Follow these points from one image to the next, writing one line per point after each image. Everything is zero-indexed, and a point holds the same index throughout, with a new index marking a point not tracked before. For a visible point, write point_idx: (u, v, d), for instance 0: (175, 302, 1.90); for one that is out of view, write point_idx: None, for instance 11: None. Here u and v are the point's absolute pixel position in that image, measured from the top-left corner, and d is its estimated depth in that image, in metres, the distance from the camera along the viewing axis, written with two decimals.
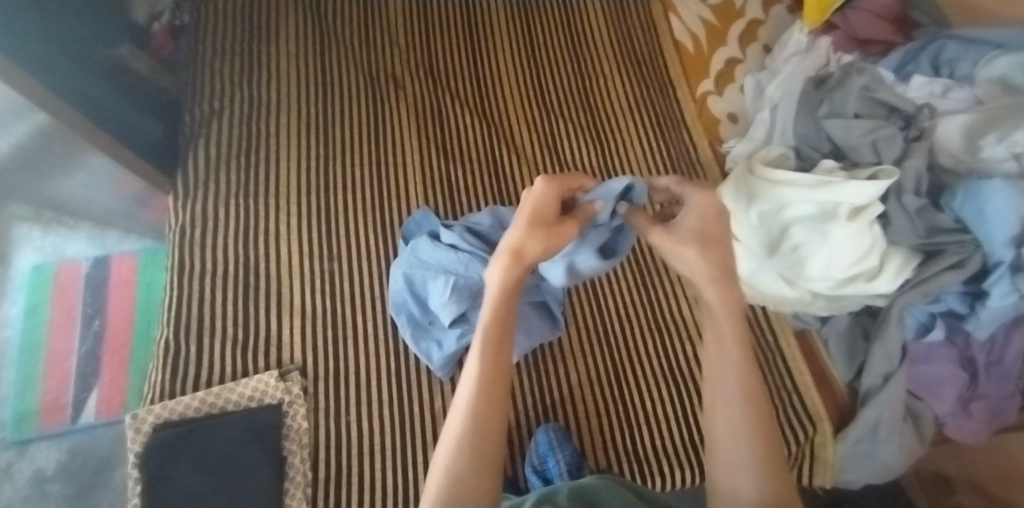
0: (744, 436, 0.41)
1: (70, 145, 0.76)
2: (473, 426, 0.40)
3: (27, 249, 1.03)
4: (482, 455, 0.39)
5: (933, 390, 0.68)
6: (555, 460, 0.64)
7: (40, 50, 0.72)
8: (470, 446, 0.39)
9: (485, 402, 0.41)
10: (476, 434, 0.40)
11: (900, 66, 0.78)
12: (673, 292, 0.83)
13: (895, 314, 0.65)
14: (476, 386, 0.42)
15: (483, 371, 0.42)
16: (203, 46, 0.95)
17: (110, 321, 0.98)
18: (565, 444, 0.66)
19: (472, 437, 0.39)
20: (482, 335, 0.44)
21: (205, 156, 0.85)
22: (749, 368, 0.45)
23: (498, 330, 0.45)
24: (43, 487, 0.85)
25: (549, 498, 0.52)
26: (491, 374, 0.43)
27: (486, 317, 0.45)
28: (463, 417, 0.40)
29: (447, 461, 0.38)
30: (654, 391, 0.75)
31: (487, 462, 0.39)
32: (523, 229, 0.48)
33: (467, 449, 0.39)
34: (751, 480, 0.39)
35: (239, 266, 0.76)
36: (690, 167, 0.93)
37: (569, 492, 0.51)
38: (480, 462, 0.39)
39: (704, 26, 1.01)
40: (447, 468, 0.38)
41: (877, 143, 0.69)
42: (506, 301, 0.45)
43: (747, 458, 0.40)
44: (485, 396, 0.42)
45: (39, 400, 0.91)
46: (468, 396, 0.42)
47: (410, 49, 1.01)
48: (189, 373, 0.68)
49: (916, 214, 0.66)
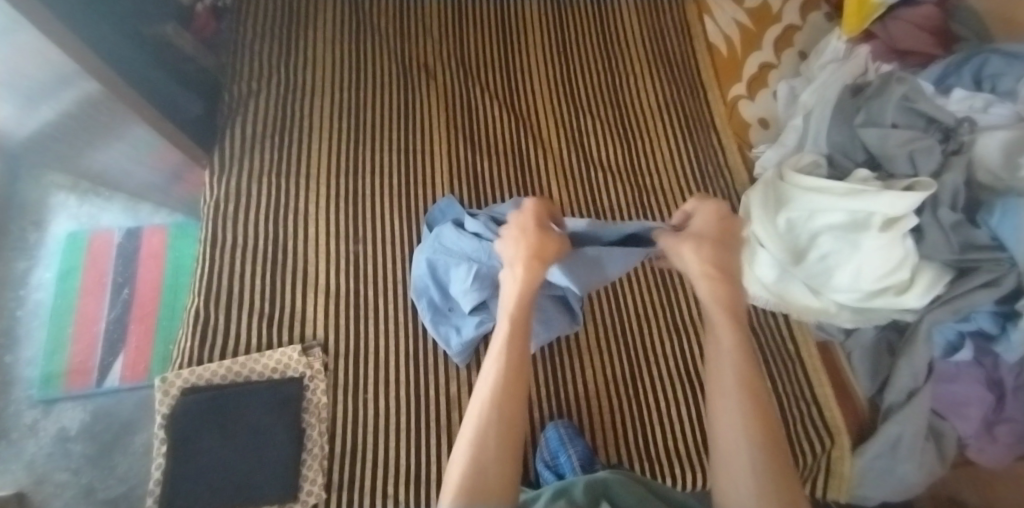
0: (742, 443, 0.44)
1: (115, 116, 0.78)
2: (497, 418, 0.44)
3: (63, 217, 1.07)
4: (506, 436, 0.43)
5: (957, 409, 0.67)
6: (567, 455, 0.64)
7: (90, 21, 0.74)
8: (494, 430, 0.43)
9: (507, 392, 0.46)
10: (500, 423, 0.44)
11: (940, 79, 0.77)
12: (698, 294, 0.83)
13: (923, 331, 0.64)
14: (498, 377, 0.46)
15: (504, 366, 0.47)
16: (245, 27, 0.97)
17: (139, 289, 1.01)
18: (577, 440, 0.67)
19: (497, 423, 0.44)
20: (505, 327, 0.50)
21: (242, 134, 0.87)
22: (746, 382, 0.48)
23: (517, 320, 0.50)
24: (66, 447, 0.88)
25: (565, 492, 0.53)
26: (512, 366, 0.47)
27: (507, 312, 0.51)
28: (489, 407, 0.45)
29: (474, 451, 0.42)
30: (664, 388, 0.75)
31: (509, 444, 0.43)
32: (538, 238, 0.54)
33: (490, 437, 0.43)
34: (752, 481, 0.42)
35: (267, 242, 0.78)
36: (717, 170, 0.93)
37: (584, 485, 0.53)
38: (502, 451, 0.43)
39: (739, 29, 1.00)
40: (472, 456, 0.42)
41: (914, 155, 0.68)
42: (527, 300, 0.51)
43: (745, 463, 0.43)
44: (506, 388, 0.46)
45: (66, 362, 0.94)
46: (490, 389, 0.46)
47: (444, 39, 1.02)
48: (216, 342, 0.70)
49: (950, 229, 0.64)
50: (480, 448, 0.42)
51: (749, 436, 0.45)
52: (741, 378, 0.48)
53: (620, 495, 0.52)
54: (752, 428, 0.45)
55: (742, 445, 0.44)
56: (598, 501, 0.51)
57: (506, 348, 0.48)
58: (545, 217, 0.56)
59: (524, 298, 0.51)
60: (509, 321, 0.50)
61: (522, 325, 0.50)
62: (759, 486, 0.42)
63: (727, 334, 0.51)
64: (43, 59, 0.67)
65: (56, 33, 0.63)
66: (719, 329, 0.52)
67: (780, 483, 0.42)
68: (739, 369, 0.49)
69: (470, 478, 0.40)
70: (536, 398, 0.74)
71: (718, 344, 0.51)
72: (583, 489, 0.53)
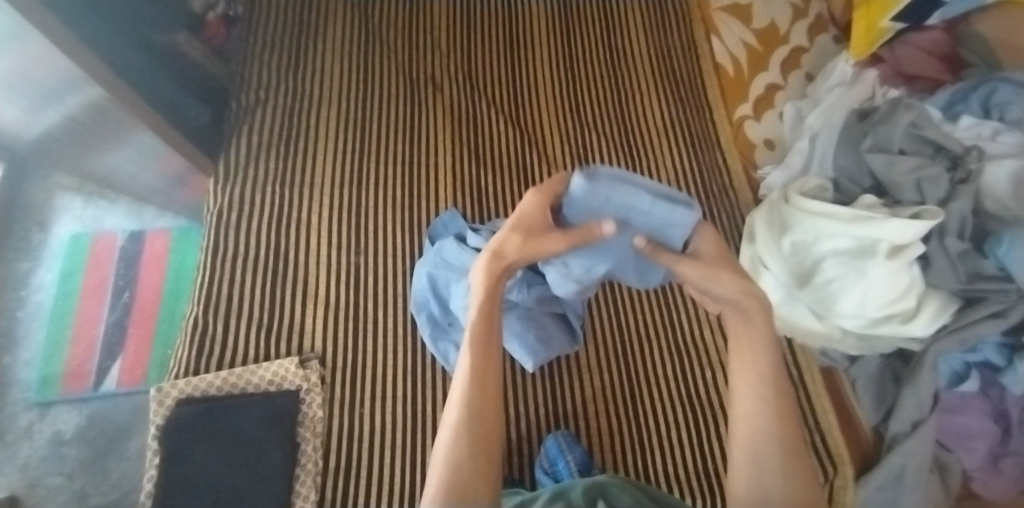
0: (773, 446, 0.44)
1: (122, 122, 0.78)
2: (474, 418, 0.44)
3: (67, 218, 1.07)
4: (481, 437, 0.43)
5: (963, 442, 0.66)
6: (566, 461, 0.64)
7: (96, 27, 0.75)
8: (470, 426, 0.43)
9: (480, 391, 0.45)
10: (473, 424, 0.43)
11: (948, 105, 0.76)
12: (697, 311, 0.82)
13: (929, 360, 0.64)
14: (469, 376, 0.46)
15: (475, 363, 0.47)
16: (255, 36, 0.98)
17: (140, 292, 1.01)
18: (575, 447, 0.66)
19: (471, 423, 0.43)
20: (472, 326, 0.49)
21: (247, 143, 0.87)
22: (776, 384, 0.48)
23: (487, 321, 0.49)
24: (59, 451, 0.88)
25: (563, 494, 0.52)
26: (482, 366, 0.47)
27: (475, 312, 0.50)
28: (462, 404, 0.44)
29: (452, 452, 0.41)
30: (665, 395, 0.75)
31: (487, 442, 0.43)
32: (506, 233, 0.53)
33: (465, 434, 0.43)
34: (781, 483, 0.42)
35: (269, 251, 0.78)
36: (721, 190, 0.92)
37: (583, 488, 0.51)
38: (472, 443, 0.42)
39: (746, 50, 1.01)
40: (450, 447, 0.42)
41: (922, 182, 0.67)
42: (492, 297, 0.51)
43: (774, 464, 0.43)
44: (478, 388, 0.45)
45: (64, 365, 0.94)
46: (463, 387, 0.46)
47: (452, 52, 1.02)
48: (214, 351, 0.69)
49: (957, 258, 0.64)
50: (455, 441, 0.42)
51: (782, 443, 0.44)
52: (775, 384, 0.48)
53: (619, 497, 0.50)
54: (783, 430, 0.45)
55: (774, 450, 0.44)
56: (595, 502, 0.49)
57: (475, 347, 0.48)
58: (521, 215, 0.54)
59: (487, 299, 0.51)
60: (476, 321, 0.49)
61: (492, 323, 0.50)
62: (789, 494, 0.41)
63: (757, 337, 0.50)
64: (50, 65, 0.67)
65: (62, 39, 0.63)
66: (754, 328, 0.51)
67: (805, 491, 0.42)
68: (773, 373, 0.48)
69: (449, 480, 0.40)
70: (518, 408, 0.73)
71: (754, 343, 0.50)
72: (581, 491, 0.51)
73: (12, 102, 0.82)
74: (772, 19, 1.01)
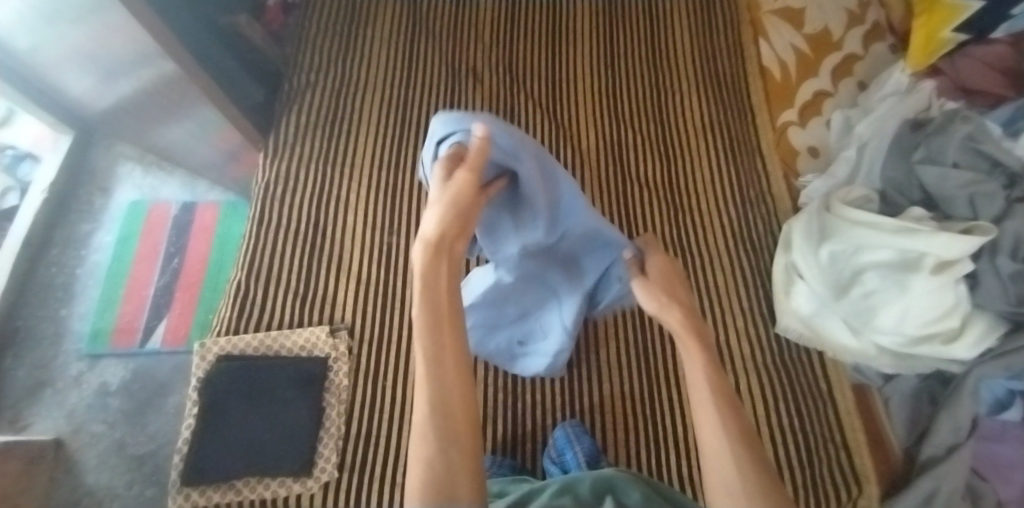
0: (726, 440, 0.39)
1: (185, 95, 0.83)
2: (436, 412, 0.36)
3: (128, 185, 1.14)
4: (455, 426, 0.36)
5: (1000, 472, 0.63)
6: (574, 452, 0.64)
7: (169, 5, 0.80)
8: (440, 413, 0.36)
9: (441, 374, 0.37)
10: (438, 410, 0.36)
11: (1009, 122, 0.72)
12: (703, 254, 0.86)
13: (970, 385, 0.62)
14: (424, 357, 0.38)
15: (429, 340, 0.38)
16: (310, 21, 1.03)
17: (187, 260, 1.06)
18: (584, 439, 0.66)
19: (439, 413, 0.36)
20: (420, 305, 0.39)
21: (297, 121, 0.91)
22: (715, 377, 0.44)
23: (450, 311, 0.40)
24: (104, 401, 0.93)
25: (571, 488, 0.51)
26: (443, 363, 0.37)
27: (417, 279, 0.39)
28: (427, 389, 0.37)
29: (419, 464, 0.34)
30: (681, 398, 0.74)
31: (462, 429, 0.36)
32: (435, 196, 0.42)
33: (431, 430, 0.35)
34: (738, 474, 0.37)
35: (309, 224, 0.81)
36: (759, 196, 0.91)
37: (593, 481, 0.51)
38: (445, 438, 0.35)
39: (796, 55, 0.97)
40: (427, 441, 0.35)
41: (974, 199, 0.64)
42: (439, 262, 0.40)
43: (734, 463, 0.38)
44: (441, 388, 0.37)
45: (115, 321, 1.00)
46: (424, 384, 0.37)
47: (496, 44, 1.04)
48: (252, 314, 0.73)
49: (1010, 280, 0.59)
50: (426, 437, 0.35)
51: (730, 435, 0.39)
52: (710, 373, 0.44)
53: (628, 493, 0.49)
54: (729, 420, 0.40)
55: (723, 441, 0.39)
56: (605, 499, 0.49)
57: (427, 323, 0.38)
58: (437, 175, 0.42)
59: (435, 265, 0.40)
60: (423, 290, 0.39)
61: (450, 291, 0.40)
62: (748, 485, 0.36)
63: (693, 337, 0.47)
64: (130, 40, 0.72)
65: (142, 14, 0.68)
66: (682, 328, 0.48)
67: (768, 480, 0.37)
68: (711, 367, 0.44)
69: (430, 481, 0.34)
70: (536, 396, 0.74)
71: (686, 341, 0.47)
72: (589, 485, 0.51)
73: (89, 73, 0.88)
74: (825, 24, 0.97)
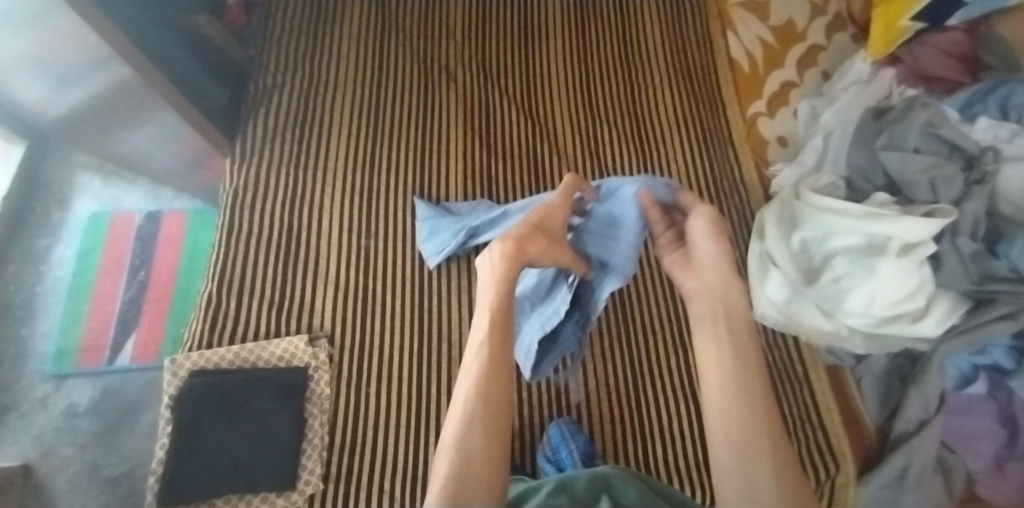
0: (761, 441, 0.40)
1: (144, 101, 0.80)
2: (478, 408, 0.43)
3: (87, 197, 1.09)
4: (493, 424, 0.42)
5: (967, 443, 0.66)
6: (568, 450, 0.64)
7: (122, 7, 0.76)
8: (483, 413, 0.43)
9: (492, 377, 0.45)
10: (482, 411, 0.43)
11: (966, 106, 0.73)
12: None
13: (936, 361, 0.64)
14: (481, 363, 0.45)
15: (490, 351, 0.46)
16: (274, 20, 1.00)
17: (155, 272, 1.03)
18: (578, 436, 0.67)
19: (482, 410, 0.43)
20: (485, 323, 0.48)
21: (264, 125, 0.89)
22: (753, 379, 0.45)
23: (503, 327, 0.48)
24: (73, 423, 0.90)
25: (566, 486, 0.51)
26: (489, 372, 0.45)
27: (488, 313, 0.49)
28: (476, 391, 0.44)
29: (457, 452, 0.40)
30: (663, 387, 0.75)
31: (496, 430, 0.42)
32: (526, 229, 0.53)
33: (475, 425, 0.42)
34: (770, 476, 0.38)
35: (282, 230, 0.79)
36: (732, 186, 0.92)
37: (588, 478, 0.51)
38: (485, 437, 0.41)
39: (762, 47, 1.00)
40: (459, 438, 0.41)
41: (935, 182, 0.67)
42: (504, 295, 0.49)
43: (766, 464, 0.39)
44: (484, 398, 0.44)
45: (80, 339, 0.96)
46: (473, 380, 0.45)
47: (467, 41, 1.03)
48: (226, 326, 0.71)
49: (969, 258, 0.62)
50: (466, 434, 0.41)
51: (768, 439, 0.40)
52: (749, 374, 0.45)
53: (622, 491, 0.50)
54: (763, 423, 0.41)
55: (761, 443, 0.40)
56: (599, 496, 0.49)
57: (493, 338, 0.47)
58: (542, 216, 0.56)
59: (501, 286, 0.50)
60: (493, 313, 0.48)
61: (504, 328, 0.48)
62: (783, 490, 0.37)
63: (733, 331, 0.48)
64: (82, 45, 0.69)
65: (93, 18, 0.65)
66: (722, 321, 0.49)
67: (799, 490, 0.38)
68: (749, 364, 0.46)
69: (456, 471, 0.39)
70: (523, 394, 0.74)
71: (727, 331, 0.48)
72: (584, 483, 0.51)
73: (39, 80, 0.84)
74: (789, 15, 1.00)
